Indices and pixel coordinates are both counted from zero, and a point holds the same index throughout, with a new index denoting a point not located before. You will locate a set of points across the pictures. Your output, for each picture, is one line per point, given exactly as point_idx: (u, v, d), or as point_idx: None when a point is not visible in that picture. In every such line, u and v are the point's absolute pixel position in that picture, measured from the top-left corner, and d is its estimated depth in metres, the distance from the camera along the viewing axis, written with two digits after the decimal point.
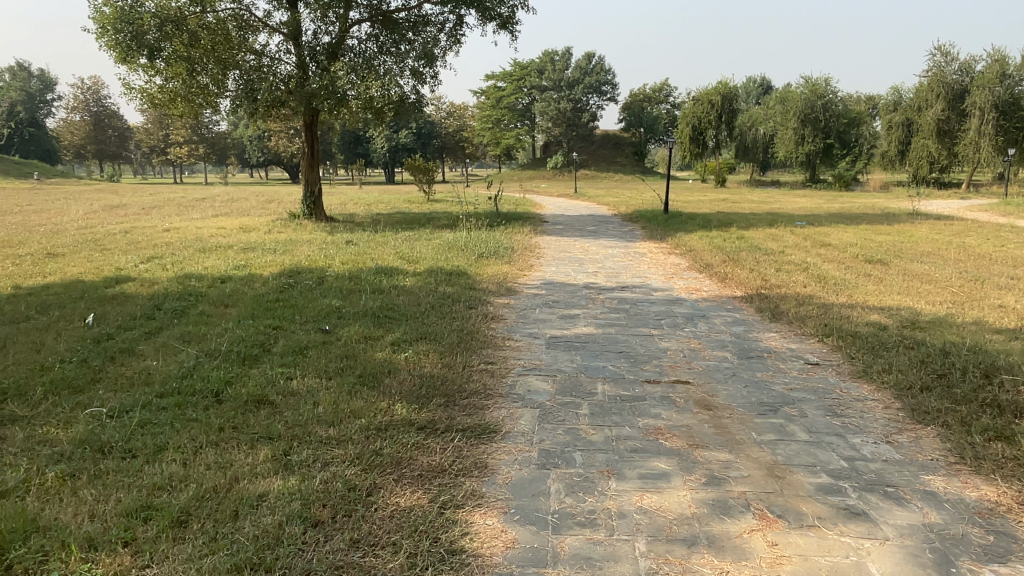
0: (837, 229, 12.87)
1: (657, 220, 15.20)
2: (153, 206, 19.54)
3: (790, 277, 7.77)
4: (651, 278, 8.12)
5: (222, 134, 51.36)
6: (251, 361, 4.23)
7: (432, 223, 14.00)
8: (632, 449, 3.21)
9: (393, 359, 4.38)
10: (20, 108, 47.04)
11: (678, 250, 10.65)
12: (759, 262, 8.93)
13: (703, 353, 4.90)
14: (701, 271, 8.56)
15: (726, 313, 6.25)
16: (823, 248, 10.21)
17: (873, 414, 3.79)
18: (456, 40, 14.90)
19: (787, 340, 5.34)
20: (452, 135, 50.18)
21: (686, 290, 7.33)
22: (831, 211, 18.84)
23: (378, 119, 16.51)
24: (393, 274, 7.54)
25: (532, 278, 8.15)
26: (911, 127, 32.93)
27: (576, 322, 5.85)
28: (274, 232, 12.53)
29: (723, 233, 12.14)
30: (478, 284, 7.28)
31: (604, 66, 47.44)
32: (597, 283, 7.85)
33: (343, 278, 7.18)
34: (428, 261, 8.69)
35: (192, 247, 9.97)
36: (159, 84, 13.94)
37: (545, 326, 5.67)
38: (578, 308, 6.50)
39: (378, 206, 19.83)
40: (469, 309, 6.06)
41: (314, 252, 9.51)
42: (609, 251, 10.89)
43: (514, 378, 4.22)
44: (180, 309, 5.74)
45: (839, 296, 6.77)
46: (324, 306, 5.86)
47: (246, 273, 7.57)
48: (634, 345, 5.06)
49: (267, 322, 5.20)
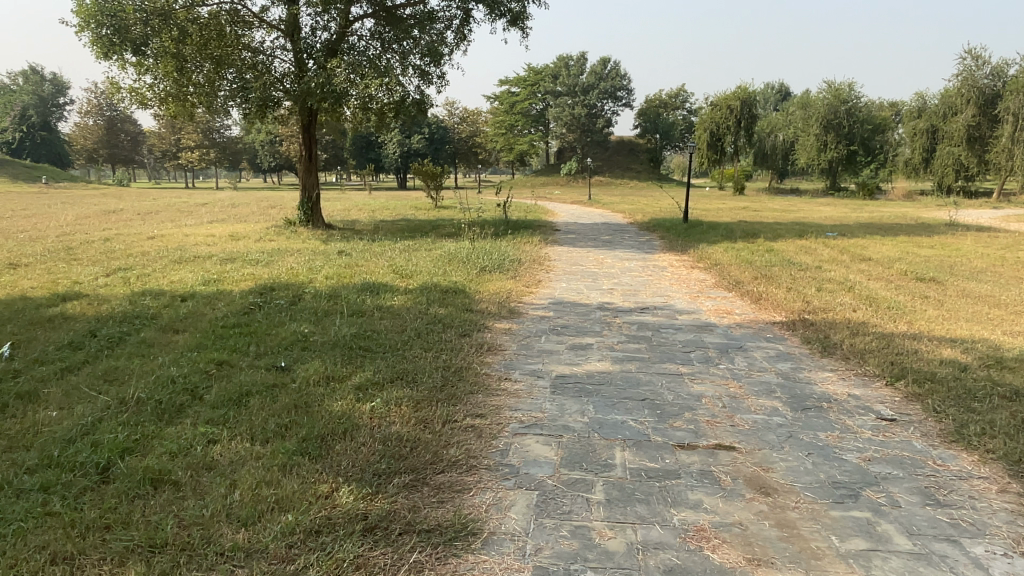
0: (873, 241, 11.84)
1: (676, 230, 14.20)
2: (150, 211, 18.84)
3: (835, 298, 6.78)
4: (674, 298, 7.15)
5: (234, 138, 50.80)
6: (172, 416, 3.31)
7: (436, 231, 13.10)
8: (666, 569, 2.24)
9: (355, 412, 3.43)
10: (32, 111, 46.58)
11: (701, 264, 9.66)
12: (796, 279, 7.92)
13: (747, 402, 3.91)
14: (730, 289, 7.61)
15: (768, 345, 5.25)
16: (865, 263, 9.20)
17: (989, 504, 2.81)
18: (464, 37, 14.05)
19: (848, 384, 4.33)
20: (465, 141, 47.05)
21: (716, 314, 6.35)
22: (862, 221, 17.79)
23: (381, 122, 15.68)
24: (381, 292, 6.60)
25: (539, 297, 7.19)
26: (936, 134, 31.70)
27: (588, 354, 4.89)
28: (264, 240, 11.66)
29: (750, 245, 11.17)
30: (476, 305, 6.34)
31: (621, 71, 46.49)
32: (614, 303, 6.90)
33: (322, 297, 6.25)
34: (423, 276, 7.76)
35: (169, 257, 9.10)
36: (149, 84, 13.25)
37: (550, 361, 4.70)
38: (591, 335, 5.53)
39: (383, 212, 19.03)
40: (462, 337, 5.12)
41: (300, 263, 8.62)
42: (626, 264, 9.90)
43: (507, 440, 3.26)
44: (118, 336, 4.82)
45: (896, 323, 5.78)
46: (290, 333, 4.94)
47: (214, 290, 6.64)
48: (661, 389, 4.09)
49: (212, 356, 4.26)
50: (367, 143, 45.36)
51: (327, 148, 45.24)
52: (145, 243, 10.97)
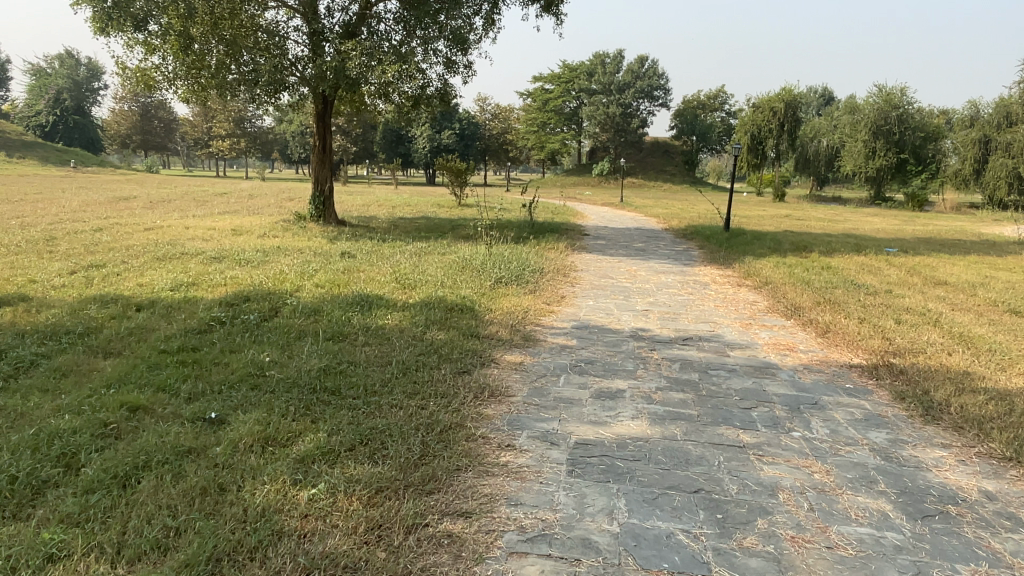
0: (942, 262, 10.50)
1: (716, 239, 12.99)
2: (165, 199, 18.19)
3: (920, 336, 5.61)
4: (722, 326, 6.05)
5: (264, 128, 50.42)
6: (17, 509, 2.32)
7: (454, 232, 12.11)
8: None
9: (282, 506, 2.39)
10: (65, 95, 46.41)
11: (750, 282, 8.47)
12: (866, 307, 6.73)
13: (843, 503, 2.80)
14: (787, 317, 6.48)
15: (851, 403, 4.10)
16: (943, 289, 7.93)
17: None
18: (492, 23, 13.02)
19: (973, 474, 3.19)
20: (496, 138, 46.17)
21: (776, 351, 5.21)
22: (919, 236, 16.33)
23: (402, 113, 14.69)
24: (375, 308, 5.57)
25: (561, 317, 6.12)
26: (989, 145, 29.66)
27: (617, 407, 3.78)
28: (267, 236, 10.77)
29: (804, 260, 9.97)
30: (484, 327, 5.29)
31: (658, 70, 45.05)
32: (651, 329, 5.81)
33: (303, 312, 5.23)
34: (428, 287, 6.75)
35: (151, 254, 8.18)
36: (158, 64, 12.64)
37: (569, 418, 3.59)
38: (622, 377, 4.41)
39: (404, 209, 18.14)
40: (459, 377, 4.07)
41: (295, 266, 7.64)
42: (662, 278, 8.75)
43: (499, 565, 2.20)
44: (29, 359, 3.87)
45: (1008, 376, 4.59)
46: (246, 362, 3.95)
47: (181, 297, 5.70)
48: (718, 474, 2.97)
49: (125, 399, 3.27)
50: (397, 137, 44.67)
51: (356, 141, 44.49)
52: (138, 235, 10.17)
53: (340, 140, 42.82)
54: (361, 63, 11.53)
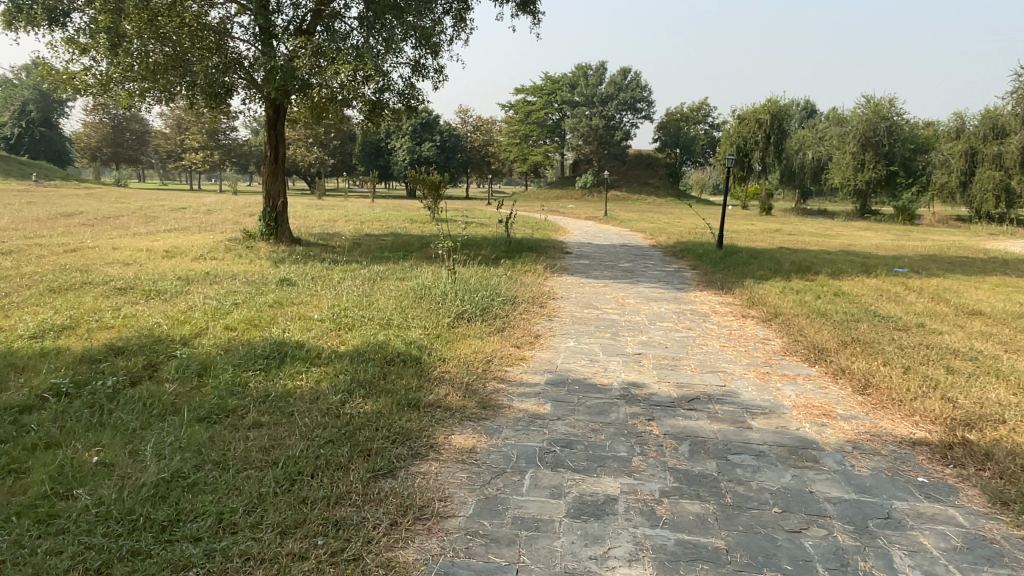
0: (963, 286, 9.35)
1: (709, 258, 11.77)
2: (112, 215, 16.71)
3: (985, 393, 4.42)
4: (735, 378, 4.82)
5: (239, 140, 48.76)
6: None
7: (419, 253, 10.86)
8: None
9: None
10: (32, 107, 44.59)
11: (755, 313, 7.26)
12: (904, 349, 5.53)
13: None
14: (811, 364, 5.27)
15: (937, 516, 2.86)
16: (981, 323, 6.77)
17: None
18: (465, 24, 11.84)
19: None
20: (476, 150, 45.09)
21: (810, 419, 4.00)
22: (922, 253, 15.23)
23: (366, 121, 13.44)
24: (287, 364, 4.24)
25: (532, 367, 4.88)
26: (976, 157, 28.72)
27: (606, 538, 2.51)
28: (204, 258, 9.45)
29: (813, 286, 8.79)
30: (426, 390, 4.00)
31: (641, 81, 43.99)
32: (647, 385, 4.56)
33: (183, 374, 3.90)
34: (368, 327, 5.46)
35: (45, 284, 6.81)
36: (88, 66, 11.31)
37: (533, 565, 2.31)
38: (611, 471, 3.15)
39: (374, 225, 16.88)
40: (372, 486, 2.77)
41: (213, 298, 6.31)
42: (654, 308, 7.52)
43: None
44: None
45: None
46: (52, 471, 2.66)
47: (35, 348, 4.36)
48: None
49: None
50: (376, 149, 43.27)
51: (333, 153, 42.98)
52: (51, 259, 8.84)
53: (316, 153, 41.54)
54: (312, 64, 10.28)
